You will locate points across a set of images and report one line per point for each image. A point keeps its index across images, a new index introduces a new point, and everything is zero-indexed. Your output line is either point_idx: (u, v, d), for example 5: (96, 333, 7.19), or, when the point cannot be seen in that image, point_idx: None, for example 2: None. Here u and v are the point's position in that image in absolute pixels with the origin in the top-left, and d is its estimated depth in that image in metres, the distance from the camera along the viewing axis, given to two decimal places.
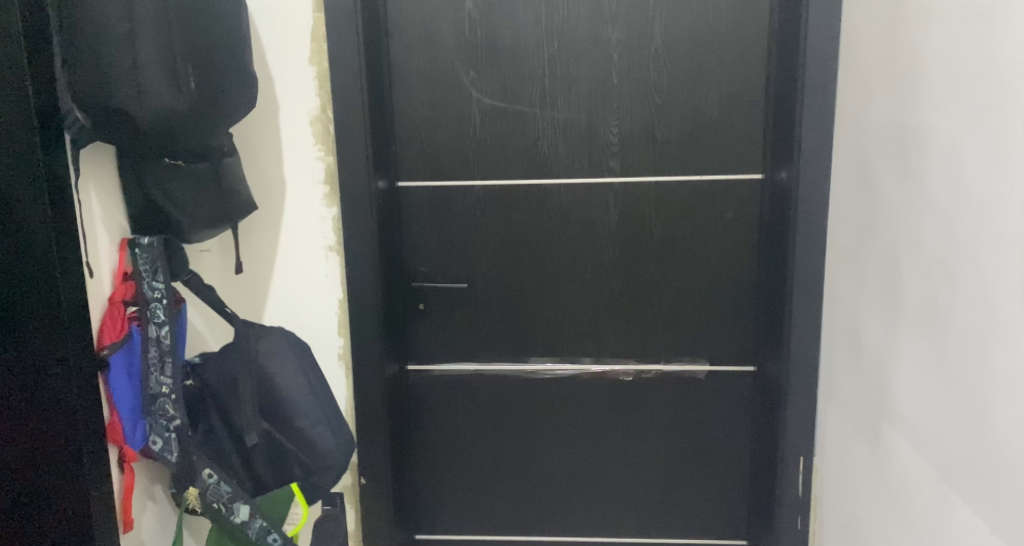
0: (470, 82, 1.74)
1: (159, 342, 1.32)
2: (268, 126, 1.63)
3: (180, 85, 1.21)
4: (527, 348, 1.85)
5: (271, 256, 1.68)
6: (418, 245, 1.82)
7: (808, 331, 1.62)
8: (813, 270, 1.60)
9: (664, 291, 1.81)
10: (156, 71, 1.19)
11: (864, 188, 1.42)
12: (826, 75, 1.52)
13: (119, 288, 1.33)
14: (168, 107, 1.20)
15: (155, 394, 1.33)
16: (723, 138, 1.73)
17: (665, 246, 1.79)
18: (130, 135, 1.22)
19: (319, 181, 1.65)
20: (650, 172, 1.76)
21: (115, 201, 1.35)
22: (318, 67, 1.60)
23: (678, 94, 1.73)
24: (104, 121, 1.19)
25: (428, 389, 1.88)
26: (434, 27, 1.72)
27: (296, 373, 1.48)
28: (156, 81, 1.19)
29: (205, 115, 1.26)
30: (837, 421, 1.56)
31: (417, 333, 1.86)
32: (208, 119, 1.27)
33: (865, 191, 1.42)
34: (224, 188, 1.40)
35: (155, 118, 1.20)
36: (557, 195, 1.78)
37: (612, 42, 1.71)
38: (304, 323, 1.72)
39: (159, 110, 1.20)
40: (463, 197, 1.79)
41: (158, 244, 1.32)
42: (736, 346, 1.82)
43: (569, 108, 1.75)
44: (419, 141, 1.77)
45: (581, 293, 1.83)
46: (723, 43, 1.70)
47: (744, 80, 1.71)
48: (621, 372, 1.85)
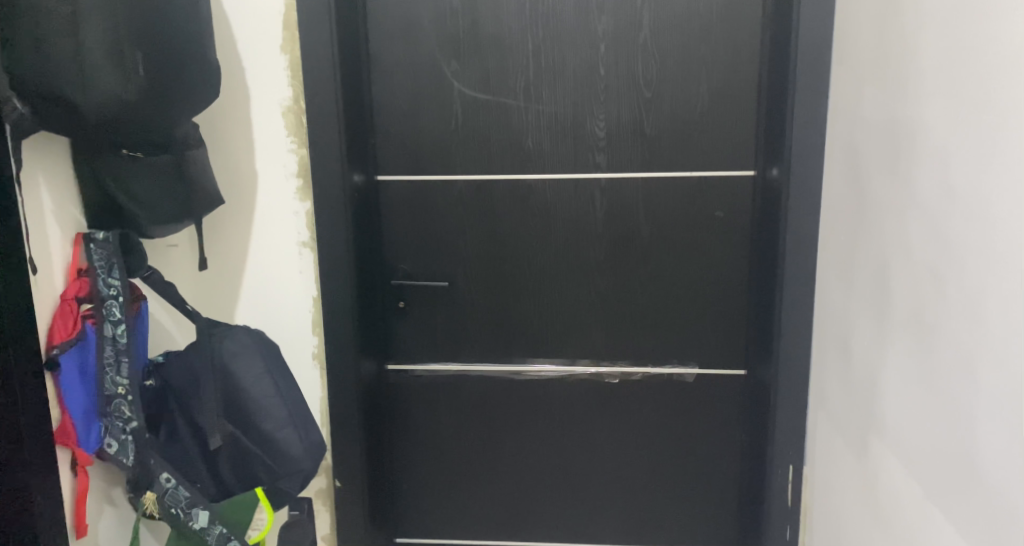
0: (452, 73, 1.68)
1: (116, 341, 1.28)
2: (238, 116, 1.57)
3: (129, 75, 1.19)
4: (510, 348, 1.79)
5: (242, 252, 1.63)
6: (398, 241, 1.76)
7: (798, 335, 1.55)
8: (804, 271, 1.53)
9: (652, 292, 1.75)
10: (102, 60, 1.17)
11: (855, 186, 1.35)
12: (819, 66, 1.45)
13: (72, 284, 1.27)
14: (115, 96, 1.18)
15: (111, 395, 1.28)
16: (714, 132, 1.66)
17: (652, 244, 1.72)
18: (74, 126, 1.19)
19: (291, 174, 1.59)
20: (638, 168, 1.69)
21: (66, 191, 1.29)
22: (291, 56, 1.55)
23: (667, 86, 1.66)
24: (45, 114, 1.16)
25: (407, 390, 1.82)
26: (415, 15, 1.66)
27: (262, 373, 1.43)
28: (103, 71, 1.17)
29: (161, 103, 1.25)
30: (826, 429, 1.49)
31: (396, 332, 1.80)
32: (162, 108, 1.25)
33: (856, 190, 1.35)
34: (186, 182, 1.38)
35: (105, 110, 1.18)
36: (542, 191, 1.72)
37: (599, 31, 1.64)
38: (277, 321, 1.66)
39: (108, 102, 1.18)
40: (444, 192, 1.73)
41: (113, 240, 1.28)
42: (726, 349, 1.75)
43: (554, 100, 1.68)
44: (399, 133, 1.71)
45: (566, 292, 1.76)
46: (715, 34, 1.63)
47: (736, 72, 1.64)
48: (607, 375, 1.79)
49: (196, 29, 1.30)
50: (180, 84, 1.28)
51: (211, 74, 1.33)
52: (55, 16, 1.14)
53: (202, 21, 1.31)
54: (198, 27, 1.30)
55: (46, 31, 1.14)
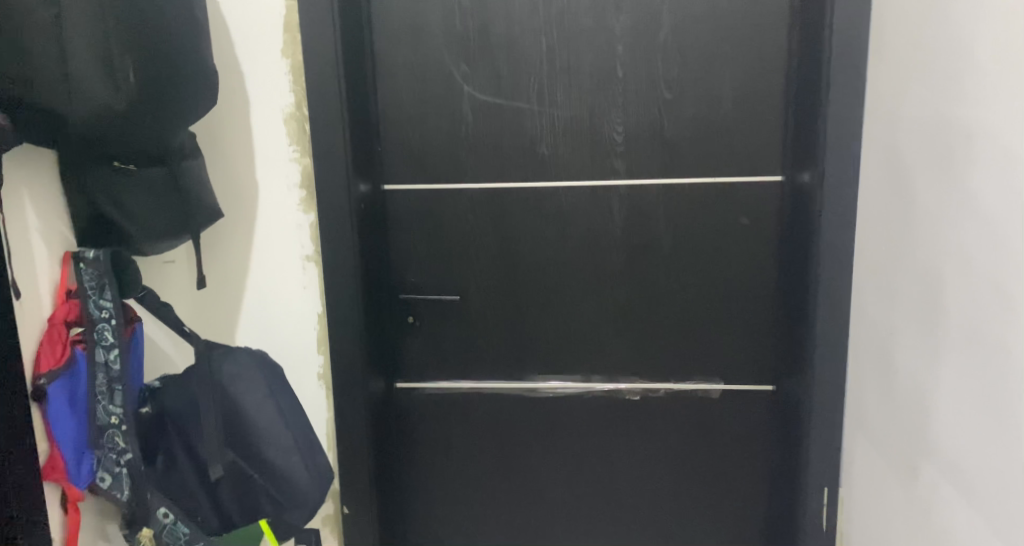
0: (462, 76, 1.59)
1: (108, 367, 1.19)
2: (237, 125, 1.49)
3: (117, 84, 1.11)
4: (525, 365, 1.71)
5: (243, 268, 1.54)
6: (406, 253, 1.67)
7: (832, 350, 1.47)
8: (839, 281, 1.44)
9: (674, 304, 1.66)
10: (90, 69, 1.09)
11: (897, 191, 1.26)
12: (855, 65, 1.36)
13: (60, 307, 1.19)
14: (102, 105, 1.11)
15: (103, 425, 1.20)
16: (739, 136, 1.58)
17: (674, 254, 1.64)
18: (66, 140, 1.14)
19: (294, 185, 1.51)
20: (658, 173, 1.61)
21: (52, 208, 1.20)
22: (292, 60, 1.46)
23: (689, 88, 1.57)
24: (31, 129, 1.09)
25: (418, 409, 1.74)
26: (422, 16, 1.57)
27: (265, 397, 1.34)
28: (90, 80, 1.10)
29: (154, 114, 1.16)
30: (866, 451, 1.40)
31: (406, 349, 1.71)
32: (156, 119, 1.17)
33: (899, 195, 1.26)
34: (187, 195, 1.29)
35: (91, 121, 1.11)
36: (558, 199, 1.63)
37: (617, 30, 1.56)
38: (280, 340, 1.57)
39: (94, 112, 1.11)
40: (454, 202, 1.64)
41: (104, 257, 1.18)
42: (753, 364, 1.67)
43: (569, 103, 1.59)
44: (406, 140, 1.63)
45: (583, 305, 1.68)
46: (739, 33, 1.54)
47: (762, 72, 1.55)
48: (628, 391, 1.70)
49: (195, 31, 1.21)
50: (177, 90, 1.19)
51: (210, 81, 1.23)
52: (39, 19, 1.07)
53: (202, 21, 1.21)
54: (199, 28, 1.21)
55: (26, 35, 1.06)
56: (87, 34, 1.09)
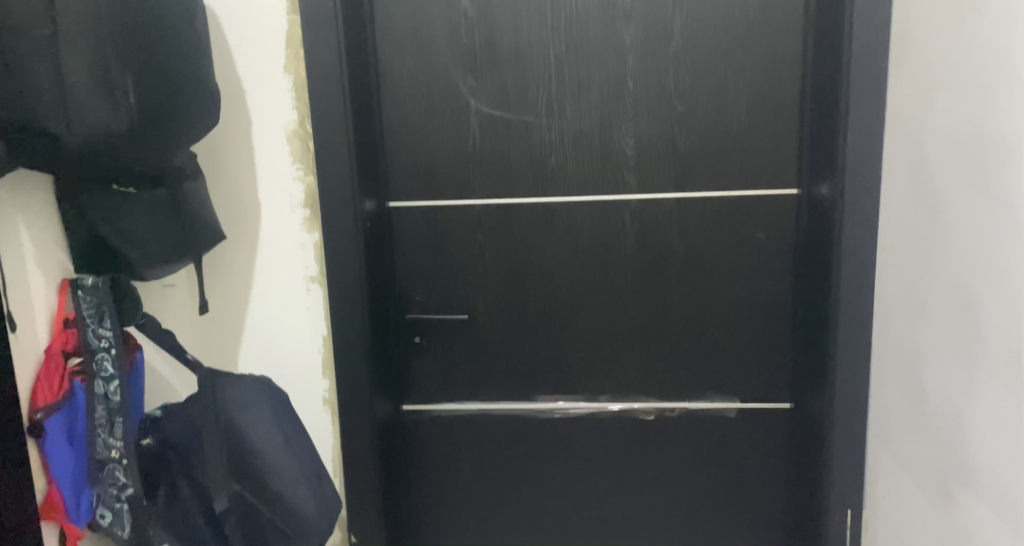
0: (468, 90, 1.55)
1: (108, 399, 1.14)
2: (239, 143, 1.44)
3: (118, 106, 1.07)
4: (536, 385, 1.66)
5: (245, 290, 1.49)
6: (412, 271, 1.63)
7: (855, 367, 1.42)
8: (861, 297, 1.40)
9: (688, 321, 1.62)
10: (88, 88, 1.05)
11: (931, 203, 1.22)
12: (875, 74, 1.33)
13: (58, 337, 1.14)
14: (99, 127, 1.06)
15: (103, 459, 1.14)
16: (753, 148, 1.54)
17: (688, 270, 1.60)
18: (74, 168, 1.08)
19: (297, 204, 1.46)
20: (670, 187, 1.57)
21: (49, 235, 1.15)
22: (295, 76, 1.42)
23: (701, 99, 1.53)
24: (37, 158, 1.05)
25: (425, 432, 1.69)
26: (426, 29, 1.53)
27: (271, 426, 1.31)
28: (90, 101, 1.05)
29: (155, 131, 1.12)
30: (892, 472, 1.37)
31: (413, 370, 1.66)
32: (158, 137, 1.13)
33: (933, 208, 1.22)
34: (186, 217, 1.25)
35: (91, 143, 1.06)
36: (567, 214, 1.59)
37: (627, 41, 1.52)
38: (283, 364, 1.52)
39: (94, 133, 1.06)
40: (461, 218, 1.60)
41: (104, 286, 1.15)
42: (770, 380, 1.62)
43: (578, 116, 1.55)
44: (411, 156, 1.58)
45: (595, 323, 1.63)
46: (752, 43, 1.50)
47: (776, 82, 1.51)
48: (642, 411, 1.65)
49: (196, 45, 1.16)
50: (178, 110, 1.15)
51: (212, 101, 1.19)
52: (32, 37, 1.01)
53: (199, 34, 1.17)
54: (199, 41, 1.16)
55: (20, 55, 1.01)
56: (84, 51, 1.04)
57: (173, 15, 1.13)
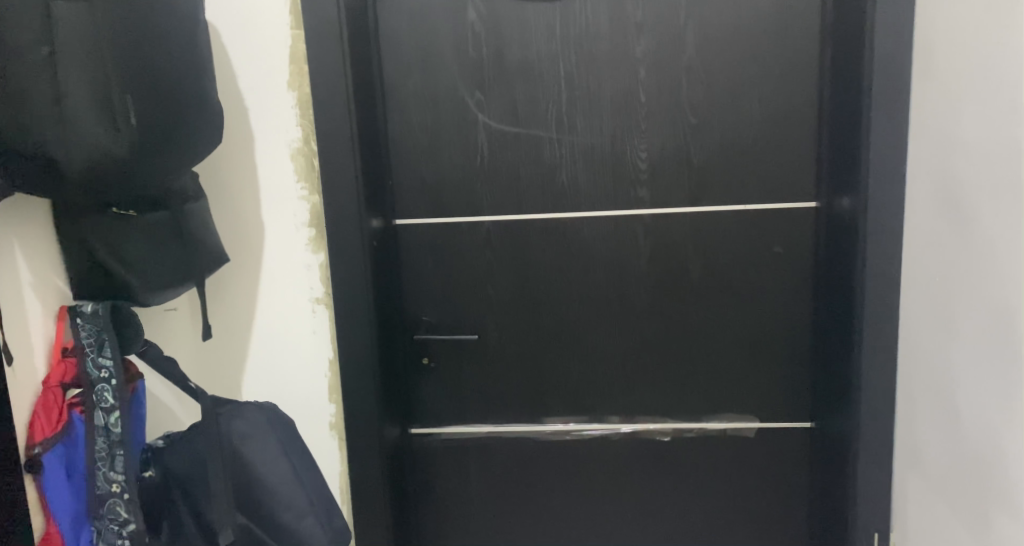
0: (476, 104, 1.51)
1: (109, 431, 1.08)
2: (242, 161, 1.40)
3: (117, 126, 1.03)
4: (548, 406, 1.61)
5: (249, 313, 1.45)
6: (420, 291, 1.58)
7: (879, 385, 1.38)
8: (885, 313, 1.36)
9: (703, 339, 1.57)
10: (88, 109, 1.01)
11: (965, 227, 1.21)
12: (897, 85, 1.30)
13: (56, 368, 1.09)
14: (98, 149, 1.02)
15: (103, 494, 1.09)
16: (770, 160, 1.50)
17: (703, 286, 1.55)
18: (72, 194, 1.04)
19: (302, 223, 1.42)
20: (685, 201, 1.53)
21: (47, 256, 1.12)
22: (298, 92, 1.38)
23: (715, 111, 1.49)
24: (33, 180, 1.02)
25: (435, 456, 1.64)
26: (433, 43, 1.50)
27: (277, 456, 1.25)
28: (88, 123, 1.01)
29: (159, 155, 1.08)
30: (923, 495, 1.34)
31: (422, 392, 1.62)
32: (162, 162, 1.08)
33: (969, 230, 1.20)
34: (189, 241, 1.21)
35: (90, 170, 1.02)
36: (579, 230, 1.55)
37: (638, 53, 1.48)
38: (288, 389, 1.48)
39: (94, 158, 1.02)
40: (470, 236, 1.56)
41: (103, 313, 1.10)
42: (789, 399, 1.58)
43: (589, 130, 1.51)
44: (418, 173, 1.54)
45: (609, 343, 1.59)
46: (767, 53, 1.47)
47: (792, 94, 1.48)
48: (657, 432, 1.61)
49: (202, 65, 1.12)
50: (182, 128, 1.10)
51: (216, 120, 1.15)
52: (31, 58, 0.98)
53: (203, 52, 1.12)
54: (204, 61, 1.12)
55: (18, 77, 0.98)
56: (86, 71, 1.00)
57: (180, 33, 1.09)
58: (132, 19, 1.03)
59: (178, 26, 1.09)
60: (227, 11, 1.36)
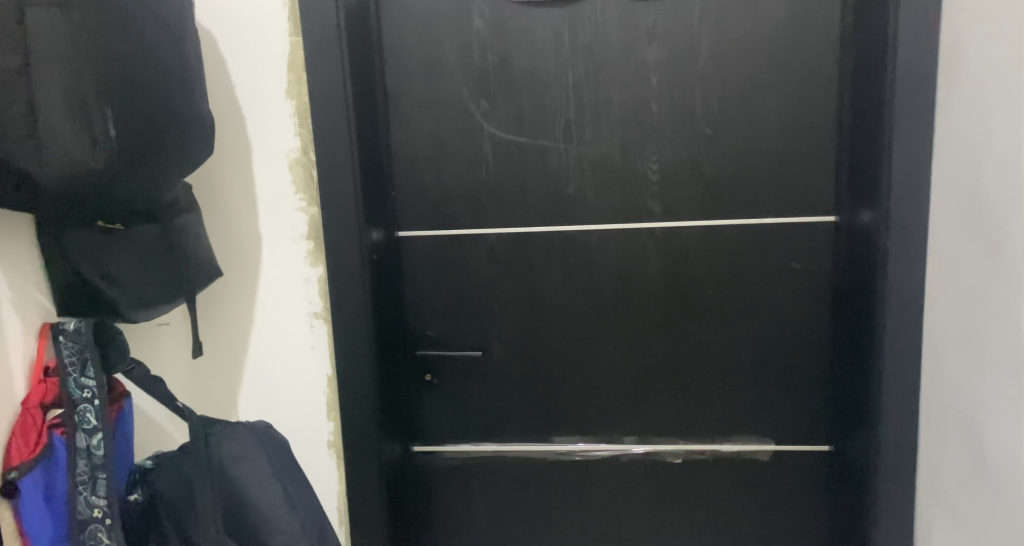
0: (482, 113, 1.46)
1: (90, 453, 1.04)
2: (239, 171, 1.36)
3: (97, 139, 0.99)
4: (555, 426, 1.56)
5: (246, 327, 1.41)
6: (422, 305, 1.53)
7: (901, 410, 1.31)
8: (908, 334, 1.29)
9: (716, 358, 1.51)
10: (64, 121, 0.97)
11: (994, 246, 1.14)
12: (920, 95, 1.23)
13: (36, 388, 1.06)
14: (78, 164, 0.98)
15: (84, 520, 1.04)
16: (787, 173, 1.44)
17: (717, 303, 1.49)
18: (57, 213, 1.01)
19: (300, 236, 1.38)
20: (697, 215, 1.46)
21: (30, 271, 1.07)
22: (297, 101, 1.34)
23: (730, 122, 1.43)
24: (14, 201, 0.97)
25: (438, 475, 1.59)
26: (436, 50, 1.45)
27: (268, 478, 1.20)
28: (65, 135, 0.97)
29: (142, 168, 1.04)
30: (947, 528, 1.27)
31: (424, 410, 1.57)
32: (144, 175, 1.05)
33: (998, 249, 1.13)
34: (179, 255, 1.17)
35: (65, 184, 0.98)
36: (588, 244, 1.49)
37: (650, 61, 1.42)
38: (285, 406, 1.43)
39: (70, 171, 0.97)
40: (474, 249, 1.51)
41: (86, 331, 1.06)
42: (807, 421, 1.51)
43: (598, 140, 1.46)
44: (421, 184, 1.49)
45: (618, 361, 1.53)
46: (784, 61, 1.41)
47: (811, 103, 1.41)
48: (668, 454, 1.55)
49: (189, 79, 1.10)
50: (170, 139, 1.08)
51: (206, 130, 1.13)
52: (4, 66, 0.93)
53: (188, 63, 1.09)
54: (190, 73, 1.10)
55: None
56: (64, 80, 0.96)
57: (164, 44, 1.06)
58: (115, 27, 1.00)
59: (164, 36, 1.06)
60: (224, 17, 1.32)
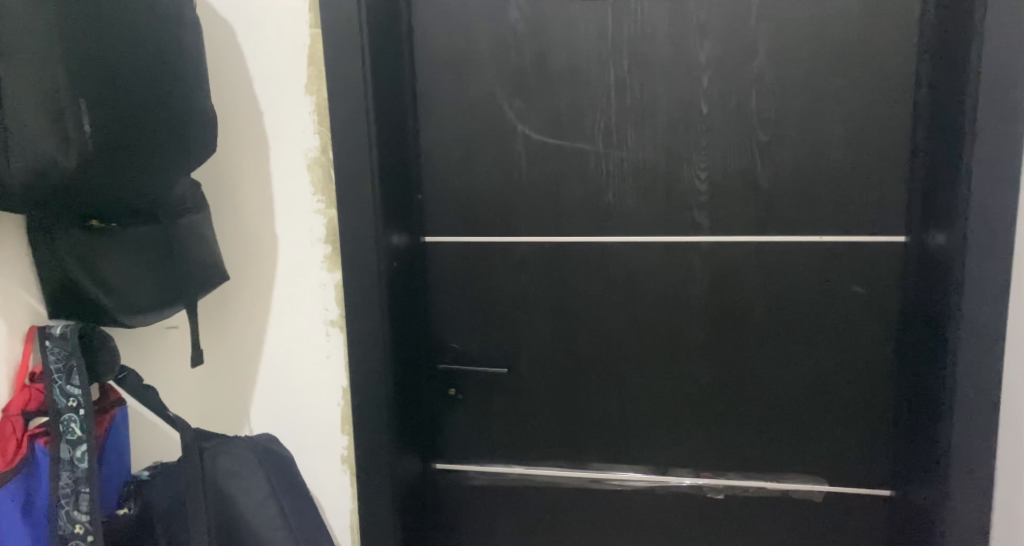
0: (516, 114, 1.36)
1: (74, 465, 0.99)
2: (256, 170, 1.29)
3: (69, 137, 0.94)
4: (586, 451, 1.45)
5: (260, 333, 1.34)
6: (448, 315, 1.44)
7: (974, 459, 1.16)
8: (984, 373, 1.14)
9: (765, 388, 1.37)
10: (36, 119, 0.93)
11: None
12: (1008, 103, 1.09)
13: (19, 395, 1.01)
14: (47, 162, 0.93)
15: (66, 536, 0.99)
16: (852, 187, 1.29)
17: (768, 328, 1.35)
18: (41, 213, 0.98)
19: (318, 239, 1.30)
20: (749, 229, 1.33)
21: (11, 268, 1.03)
22: (317, 97, 1.26)
23: (790, 128, 1.29)
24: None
25: (461, 496, 1.50)
26: (470, 45, 1.35)
27: (264, 498, 1.15)
28: (37, 133, 0.93)
29: (120, 170, 0.99)
30: None
31: (447, 426, 1.48)
32: (124, 178, 1.00)
33: None
34: (180, 259, 1.11)
35: (34, 184, 0.94)
36: (627, 257, 1.37)
37: (702, 59, 1.30)
38: (296, 417, 1.36)
39: (39, 169, 0.93)
40: (505, 258, 1.41)
41: (72, 336, 1.01)
42: (865, 463, 1.36)
43: (641, 144, 1.34)
44: (450, 187, 1.40)
45: (656, 387, 1.41)
46: (853, 62, 1.26)
47: (883, 110, 1.26)
48: (709, 488, 1.42)
49: (182, 76, 1.05)
50: (160, 133, 1.02)
51: (205, 122, 1.08)
52: None
53: (177, 61, 1.05)
54: (183, 70, 1.05)
55: None
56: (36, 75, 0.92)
57: (151, 41, 1.01)
58: (98, 17, 0.96)
59: (156, 28, 1.01)
60: (244, 9, 1.26)
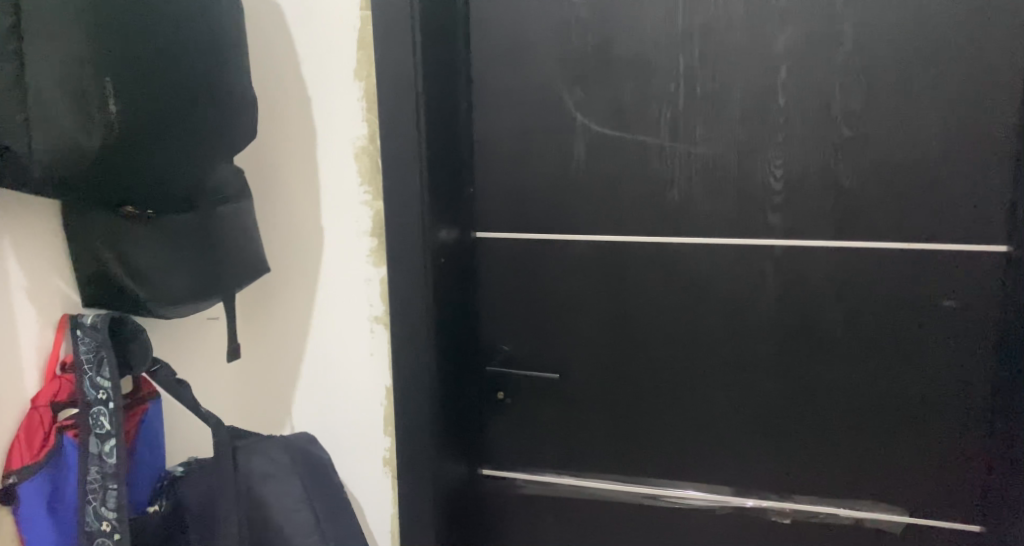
0: (575, 103, 1.28)
1: (103, 459, 0.96)
2: (302, 158, 1.25)
3: (93, 116, 0.91)
4: (642, 465, 1.36)
5: (304, 327, 1.30)
6: (500, 315, 1.37)
7: None
8: None
9: (840, 407, 1.26)
10: (61, 97, 0.90)
11: None
12: None
13: (48, 385, 0.98)
14: (70, 141, 0.90)
15: (92, 533, 0.95)
16: (947, 188, 1.17)
17: (845, 342, 1.24)
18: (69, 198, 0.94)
19: (364, 232, 1.25)
20: (827, 233, 1.22)
21: (43, 253, 0.99)
22: (366, 83, 1.20)
23: (878, 123, 1.17)
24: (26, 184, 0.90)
25: (509, 505, 1.42)
26: (529, 30, 1.28)
27: (298, 501, 1.11)
28: (63, 111, 0.90)
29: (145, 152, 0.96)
30: None
31: (496, 430, 1.41)
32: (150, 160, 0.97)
33: None
34: (213, 244, 1.09)
35: (56, 167, 0.90)
36: (691, 259, 1.28)
37: (780, 46, 1.19)
38: (338, 415, 1.31)
39: (61, 152, 0.90)
40: (561, 256, 1.33)
41: (104, 325, 0.98)
42: (952, 494, 1.24)
43: (711, 138, 1.24)
44: (505, 180, 1.33)
45: (720, 401, 1.31)
46: (951, 50, 1.14)
47: (985, 106, 1.14)
48: (775, 512, 1.31)
49: (211, 58, 1.02)
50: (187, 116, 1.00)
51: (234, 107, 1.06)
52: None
53: (206, 45, 1.01)
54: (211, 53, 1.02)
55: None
56: (60, 54, 0.89)
57: (182, 23, 0.98)
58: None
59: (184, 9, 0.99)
60: None
